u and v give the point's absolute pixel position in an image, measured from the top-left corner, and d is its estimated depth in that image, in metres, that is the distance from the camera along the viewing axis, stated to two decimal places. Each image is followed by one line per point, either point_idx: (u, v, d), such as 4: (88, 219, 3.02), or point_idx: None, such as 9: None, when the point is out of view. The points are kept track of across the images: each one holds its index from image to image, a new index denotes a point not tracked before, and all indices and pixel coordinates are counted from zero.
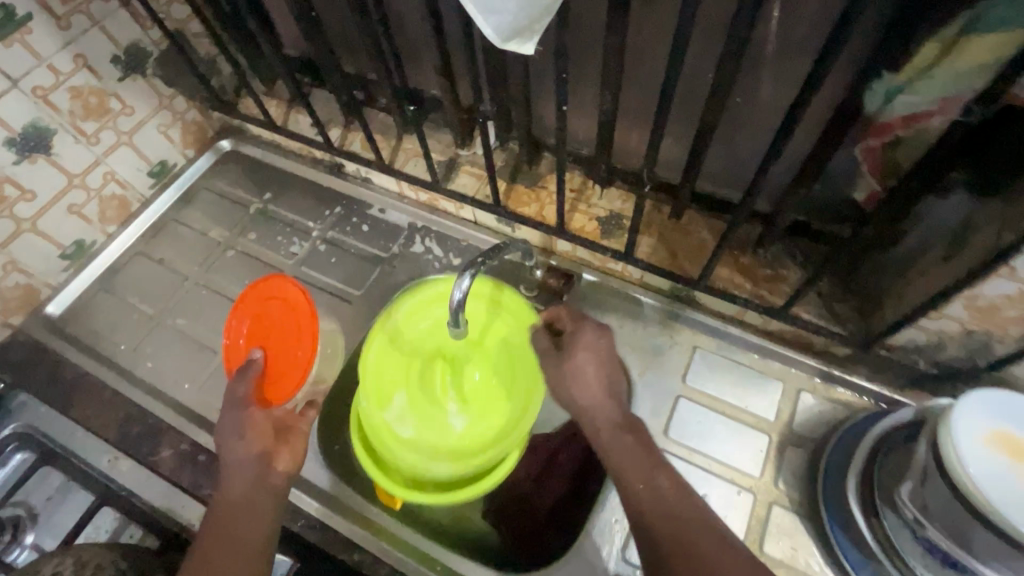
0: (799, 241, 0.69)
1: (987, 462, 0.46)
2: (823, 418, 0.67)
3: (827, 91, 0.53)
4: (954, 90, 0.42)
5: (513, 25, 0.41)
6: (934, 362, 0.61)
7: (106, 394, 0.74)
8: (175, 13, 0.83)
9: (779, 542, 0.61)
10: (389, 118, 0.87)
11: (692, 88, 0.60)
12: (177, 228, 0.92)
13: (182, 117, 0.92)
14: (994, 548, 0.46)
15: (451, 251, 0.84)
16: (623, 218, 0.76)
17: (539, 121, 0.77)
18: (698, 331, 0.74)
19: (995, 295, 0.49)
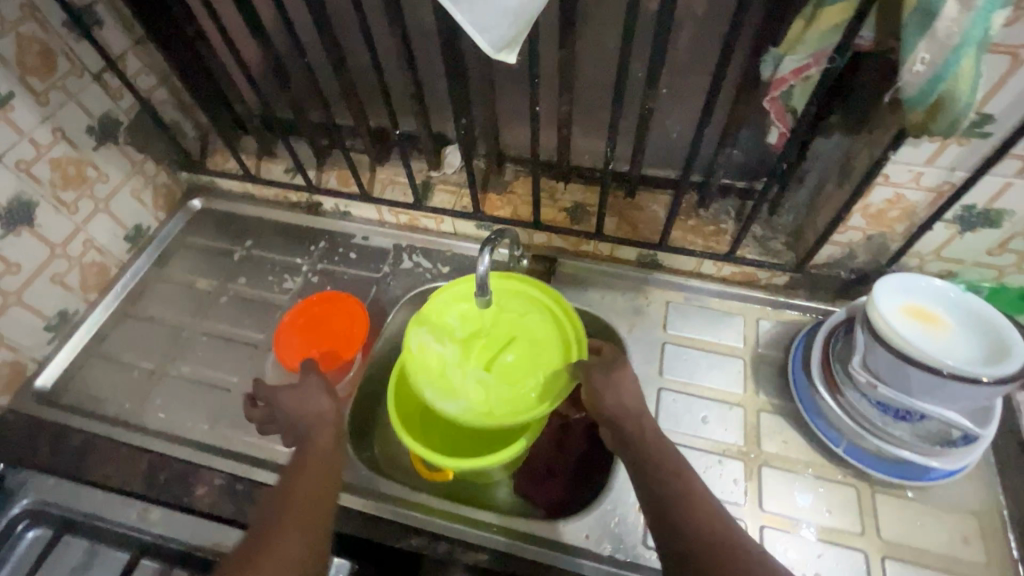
0: (730, 199, 0.84)
1: (901, 323, 0.63)
2: (781, 336, 0.81)
3: (731, 72, 0.69)
4: (821, 46, 0.53)
5: (502, 38, 0.52)
6: (851, 270, 0.77)
7: (123, 450, 0.74)
8: (143, 83, 0.88)
9: (772, 439, 0.73)
10: (361, 154, 0.96)
11: (628, 86, 0.74)
12: (161, 286, 0.93)
13: (153, 180, 0.95)
14: (927, 383, 0.60)
15: (438, 261, 0.93)
16: (587, 207, 0.88)
17: (500, 136, 0.88)
18: (667, 288, 0.86)
19: (880, 201, 0.66)
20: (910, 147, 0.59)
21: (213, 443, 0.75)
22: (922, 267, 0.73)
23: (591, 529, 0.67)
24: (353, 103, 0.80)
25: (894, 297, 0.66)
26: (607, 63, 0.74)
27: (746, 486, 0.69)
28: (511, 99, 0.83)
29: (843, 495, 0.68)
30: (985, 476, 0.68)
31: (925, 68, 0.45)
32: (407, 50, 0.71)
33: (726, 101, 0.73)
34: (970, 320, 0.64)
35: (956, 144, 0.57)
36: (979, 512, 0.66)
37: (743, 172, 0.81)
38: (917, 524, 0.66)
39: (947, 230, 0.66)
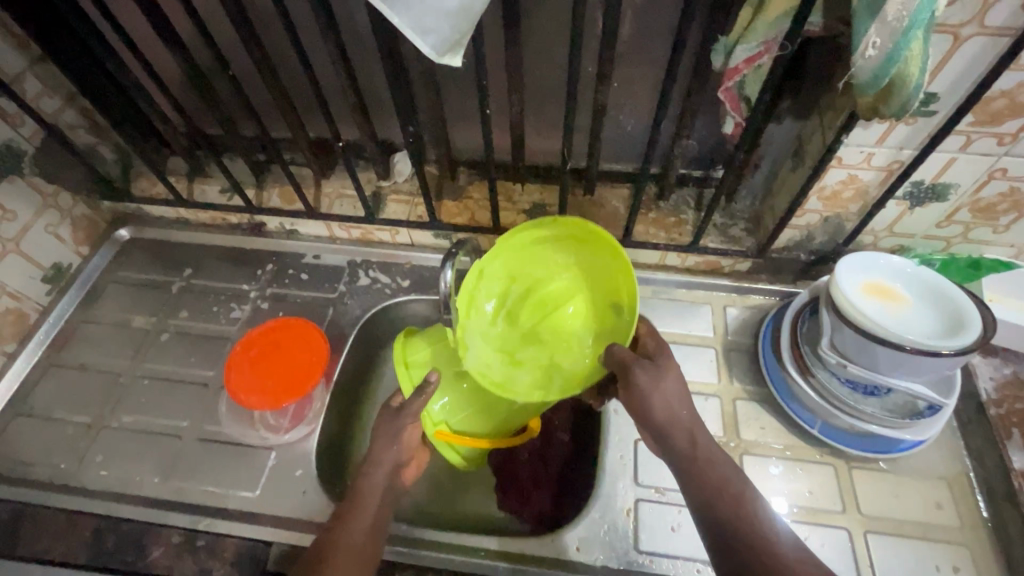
0: (689, 188, 0.84)
1: (862, 301, 0.64)
2: (748, 322, 0.81)
3: (684, 62, 0.67)
4: (771, 33, 0.52)
5: (445, 41, 0.48)
6: (811, 251, 0.78)
7: (62, 519, 0.67)
8: (46, 106, 0.78)
9: (750, 426, 0.73)
10: (304, 168, 0.90)
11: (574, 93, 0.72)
12: (90, 328, 0.85)
13: (70, 213, 0.86)
14: (894, 360, 0.62)
15: (397, 275, 0.88)
16: (547, 206, 0.85)
17: (452, 139, 0.84)
18: (634, 283, 0.86)
19: (834, 183, 0.66)
20: (860, 129, 0.59)
21: (166, 497, 0.69)
22: (876, 243, 0.75)
23: (580, 541, 0.65)
24: (288, 116, 0.74)
25: (855, 276, 0.67)
26: (556, 59, 0.71)
27: None
28: (459, 102, 0.79)
29: (821, 474, 0.69)
30: (950, 441, 0.71)
31: (877, 52, 0.44)
32: (343, 56, 0.66)
33: (680, 91, 0.72)
34: (926, 292, 0.66)
35: (903, 124, 0.58)
36: (947, 477, 0.68)
37: (700, 160, 0.81)
38: (892, 495, 0.68)
39: (898, 207, 0.68)
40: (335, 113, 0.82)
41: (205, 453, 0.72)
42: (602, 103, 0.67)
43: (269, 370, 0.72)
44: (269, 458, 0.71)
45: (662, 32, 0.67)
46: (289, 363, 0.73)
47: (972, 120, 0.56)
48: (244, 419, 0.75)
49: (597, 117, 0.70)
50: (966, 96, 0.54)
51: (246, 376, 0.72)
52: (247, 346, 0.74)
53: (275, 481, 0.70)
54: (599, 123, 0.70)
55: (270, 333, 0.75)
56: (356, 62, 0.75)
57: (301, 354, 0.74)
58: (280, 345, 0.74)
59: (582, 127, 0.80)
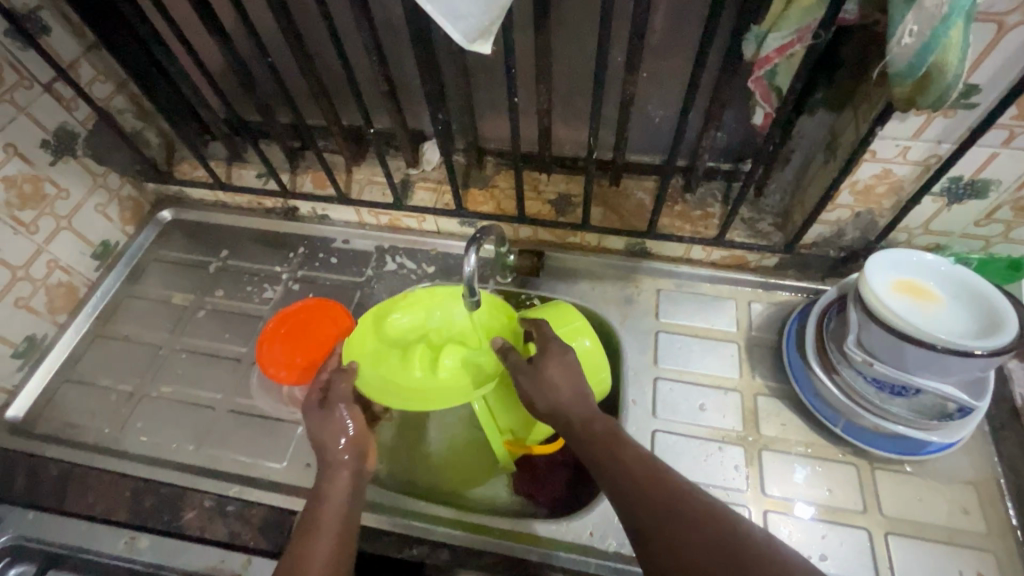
0: (716, 182, 0.83)
1: (891, 299, 0.63)
2: (774, 318, 0.80)
3: (716, 52, 0.67)
4: (804, 21, 0.51)
5: (475, 27, 0.49)
6: (840, 248, 0.76)
7: (105, 478, 0.71)
8: (98, 91, 0.83)
9: (771, 422, 0.72)
10: (336, 154, 0.92)
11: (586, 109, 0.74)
12: (134, 303, 0.89)
13: (118, 193, 0.91)
14: (923, 359, 0.60)
15: (423, 261, 0.90)
16: (571, 196, 0.86)
17: (479, 128, 0.85)
18: (657, 276, 0.85)
19: (868, 177, 0.65)
20: (896, 121, 0.58)
21: (200, 464, 0.73)
22: (911, 241, 0.73)
23: (594, 527, 0.66)
24: (323, 102, 0.77)
25: (885, 273, 0.66)
26: (585, 48, 0.71)
27: (747, 471, 0.69)
28: (488, 91, 0.80)
29: (843, 474, 0.68)
30: (981, 446, 0.69)
31: (914, 40, 0.43)
32: (377, 45, 0.68)
33: (710, 82, 0.71)
34: (960, 293, 0.64)
35: (942, 116, 0.56)
36: (976, 482, 0.66)
37: (729, 153, 0.80)
38: (916, 498, 0.66)
39: (935, 203, 0.66)
40: (367, 101, 0.84)
41: (237, 425, 0.76)
42: (630, 92, 0.67)
43: (304, 352, 0.76)
44: (296, 431, 0.75)
45: (693, 22, 0.67)
46: (322, 342, 0.77)
47: (1015, 113, 0.55)
48: (273, 394, 0.78)
49: (624, 107, 0.70)
50: (1010, 87, 0.52)
51: (283, 360, 0.75)
52: (275, 325, 0.77)
53: (301, 454, 0.72)
54: (626, 113, 0.70)
55: (295, 315, 0.78)
56: (388, 51, 0.77)
57: (332, 332, 0.77)
58: (307, 325, 0.77)
59: (609, 117, 0.80)
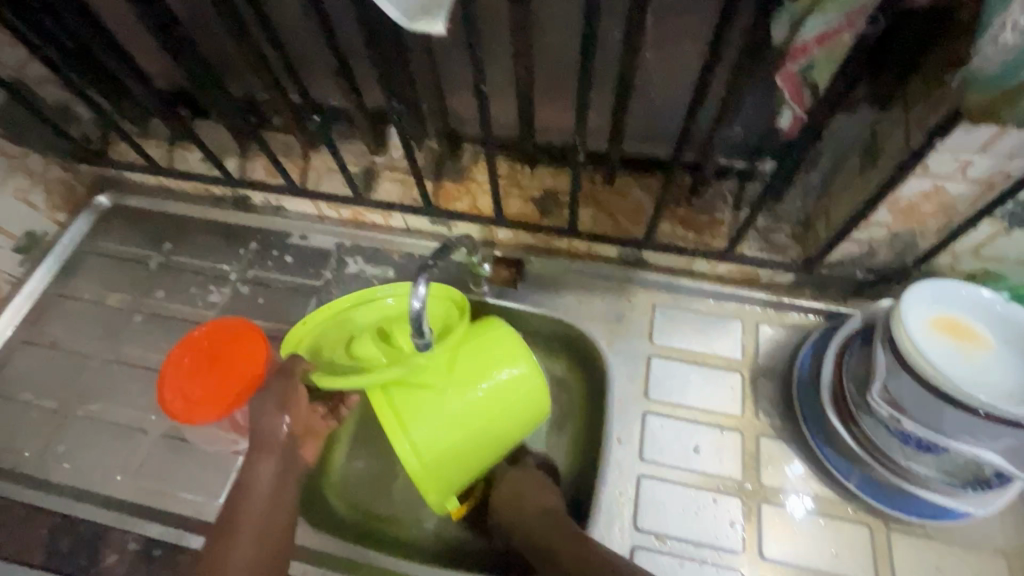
0: (728, 182, 0.71)
1: (930, 346, 0.52)
2: (784, 344, 0.70)
3: (736, 30, 0.54)
4: (858, 1, 0.40)
5: (416, 1, 0.37)
6: (869, 268, 0.65)
7: (20, 511, 0.64)
8: (5, 58, 0.70)
9: (774, 469, 0.63)
10: (290, 137, 0.80)
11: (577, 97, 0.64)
12: (65, 303, 0.80)
13: (42, 176, 0.80)
14: (963, 423, 0.50)
15: (389, 263, 0.80)
16: (559, 195, 0.74)
17: (452, 111, 0.73)
18: (653, 289, 0.74)
19: (913, 194, 0.53)
20: (961, 132, 0.46)
21: (128, 497, 0.64)
22: (954, 266, 0.61)
23: None
24: (263, 79, 0.64)
25: (925, 312, 0.55)
26: (575, 20, 0.58)
27: (744, 528, 0.60)
28: (461, 67, 0.67)
29: (854, 536, 0.59)
30: (1014, 508, 0.60)
31: (1016, 36, 0.34)
32: (319, 13, 0.55)
33: (725, 67, 0.58)
34: (1014, 341, 0.53)
35: (1020, 128, 0.44)
36: (1007, 552, 0.58)
37: (744, 151, 0.67)
38: (937, 568, 0.58)
39: (991, 227, 0.55)
40: (320, 76, 0.71)
41: (171, 453, 0.67)
42: (626, 80, 0.55)
43: (224, 379, 0.66)
44: (237, 461, 0.66)
45: None
46: (245, 366, 0.67)
47: None
48: None
49: (620, 97, 0.58)
50: None
51: (200, 391, 0.65)
52: (181, 355, 0.66)
53: None
54: (622, 104, 0.58)
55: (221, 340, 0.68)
56: (340, 17, 0.64)
57: (257, 356, 0.67)
58: (234, 351, 0.68)
59: (604, 104, 0.67)
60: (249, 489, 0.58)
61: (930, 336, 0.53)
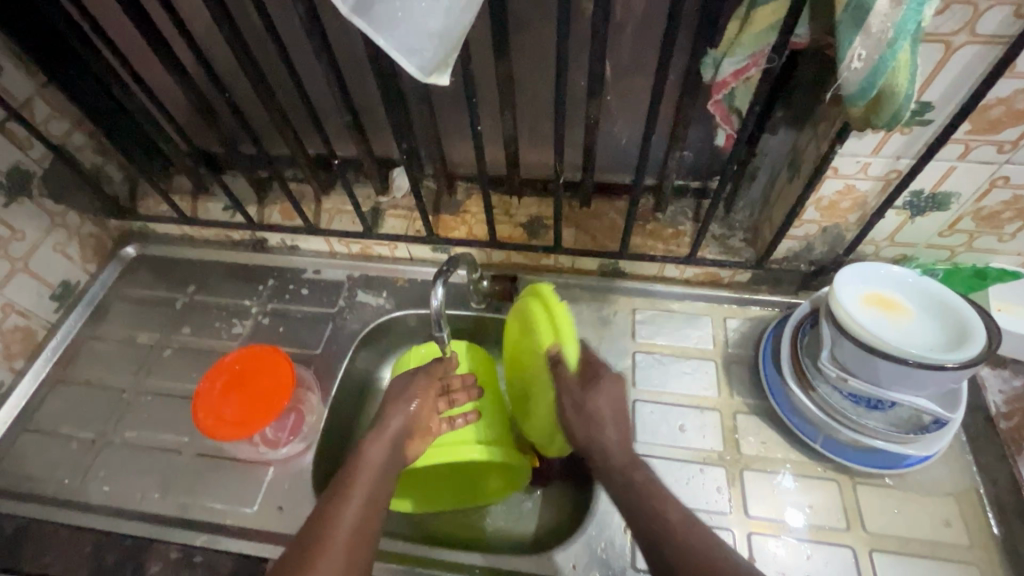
0: (686, 199, 0.83)
1: (861, 313, 0.63)
2: (750, 334, 0.80)
3: (678, 72, 0.67)
4: (758, 46, 0.51)
5: (431, 61, 0.48)
6: (811, 262, 0.77)
7: (64, 534, 0.68)
8: (55, 129, 0.80)
9: (751, 441, 0.72)
10: (304, 185, 0.91)
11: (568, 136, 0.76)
12: (97, 345, 0.86)
13: (78, 232, 0.88)
14: (896, 373, 0.60)
15: (395, 289, 0.89)
16: (543, 218, 0.85)
17: (448, 153, 0.84)
18: (632, 296, 0.85)
19: (831, 194, 0.66)
20: (854, 139, 0.58)
21: (167, 513, 0.70)
22: (878, 252, 0.73)
23: (577, 559, 0.64)
24: (287, 133, 0.75)
25: (855, 288, 0.66)
26: (549, 72, 0.71)
27: (730, 493, 0.68)
28: (453, 115, 0.79)
29: (824, 490, 0.68)
30: (958, 456, 0.69)
31: (863, 65, 0.44)
32: (338, 75, 0.67)
33: (673, 103, 0.72)
34: (930, 305, 0.64)
35: (898, 134, 0.57)
36: (957, 493, 0.67)
37: (697, 171, 0.80)
38: (900, 512, 0.66)
39: (898, 216, 0.67)
40: (333, 128, 0.82)
41: (206, 469, 0.73)
42: (594, 118, 0.67)
43: (248, 404, 0.71)
44: (267, 473, 0.72)
45: (653, 46, 0.68)
46: (265, 387, 0.72)
47: (969, 128, 0.56)
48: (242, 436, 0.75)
49: (590, 131, 0.70)
50: (960, 106, 0.53)
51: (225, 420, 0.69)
52: (218, 372, 0.73)
53: (272, 496, 0.70)
54: (593, 136, 0.70)
55: (234, 374, 0.73)
56: (350, 81, 0.76)
57: (269, 375, 0.73)
58: (249, 379, 0.73)
59: (577, 140, 0.80)
60: (361, 471, 0.60)
61: (858, 305, 0.64)
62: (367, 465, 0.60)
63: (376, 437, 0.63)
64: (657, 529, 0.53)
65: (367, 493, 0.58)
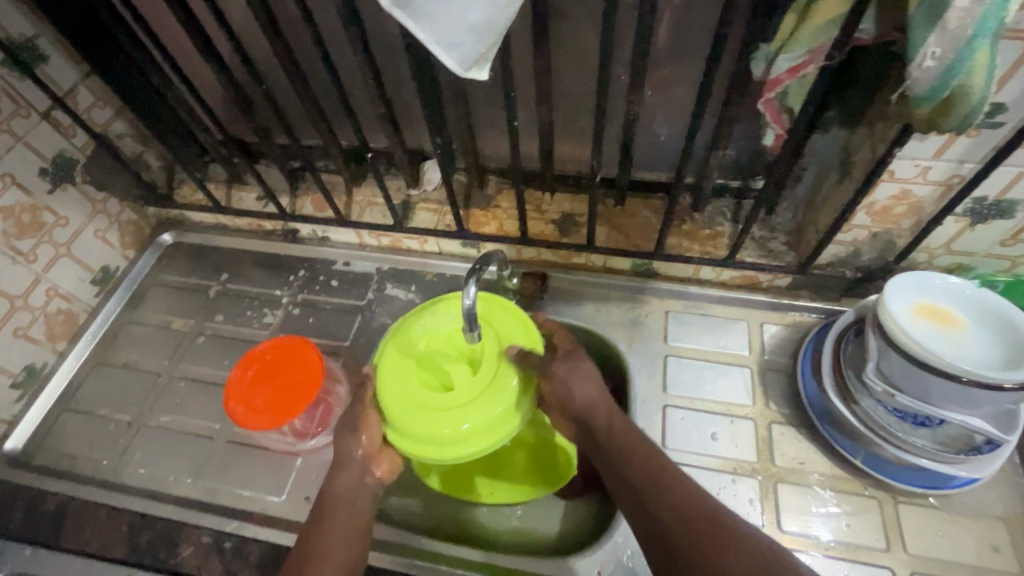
0: (726, 199, 0.80)
1: (912, 325, 0.60)
2: (788, 341, 0.77)
3: (725, 67, 0.64)
4: (817, 42, 0.48)
5: (470, 56, 0.47)
6: (857, 268, 0.73)
7: (101, 513, 0.70)
8: (97, 117, 0.82)
9: (786, 453, 0.69)
10: (335, 176, 0.91)
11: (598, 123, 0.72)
12: (135, 329, 0.88)
13: (118, 218, 0.90)
14: (948, 391, 0.57)
15: (424, 283, 0.88)
16: (576, 216, 0.83)
17: (480, 146, 0.83)
18: (665, 298, 0.82)
19: (885, 198, 0.62)
20: (916, 141, 0.55)
21: (198, 498, 0.72)
22: (932, 260, 0.69)
23: (602, 565, 0.63)
24: (320, 124, 0.75)
25: (905, 298, 0.62)
26: (588, 66, 0.69)
27: (763, 505, 0.66)
28: (487, 109, 0.78)
29: (863, 508, 0.65)
30: (1010, 478, 0.65)
31: (936, 63, 0.41)
32: (373, 67, 0.66)
33: (717, 99, 0.69)
34: (987, 319, 0.61)
35: (964, 136, 0.53)
36: (1007, 518, 0.63)
37: (738, 171, 0.77)
38: (945, 535, 0.63)
39: (957, 224, 0.63)
40: (366, 119, 0.82)
41: (237, 456, 0.74)
42: (634, 114, 0.65)
43: (277, 394, 0.72)
44: (295, 463, 0.73)
45: (698, 40, 0.65)
46: (294, 378, 0.73)
47: None
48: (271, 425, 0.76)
49: (628, 127, 0.68)
50: None
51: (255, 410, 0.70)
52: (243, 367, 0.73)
53: (300, 487, 0.71)
54: (632, 133, 0.67)
55: (264, 365, 0.74)
56: (385, 73, 0.75)
57: (297, 366, 0.74)
58: (278, 369, 0.74)
59: (614, 136, 0.77)
60: (333, 504, 0.60)
61: (908, 316, 0.61)
62: (336, 498, 0.60)
63: (341, 467, 0.61)
64: (665, 525, 0.52)
65: (344, 528, 0.58)
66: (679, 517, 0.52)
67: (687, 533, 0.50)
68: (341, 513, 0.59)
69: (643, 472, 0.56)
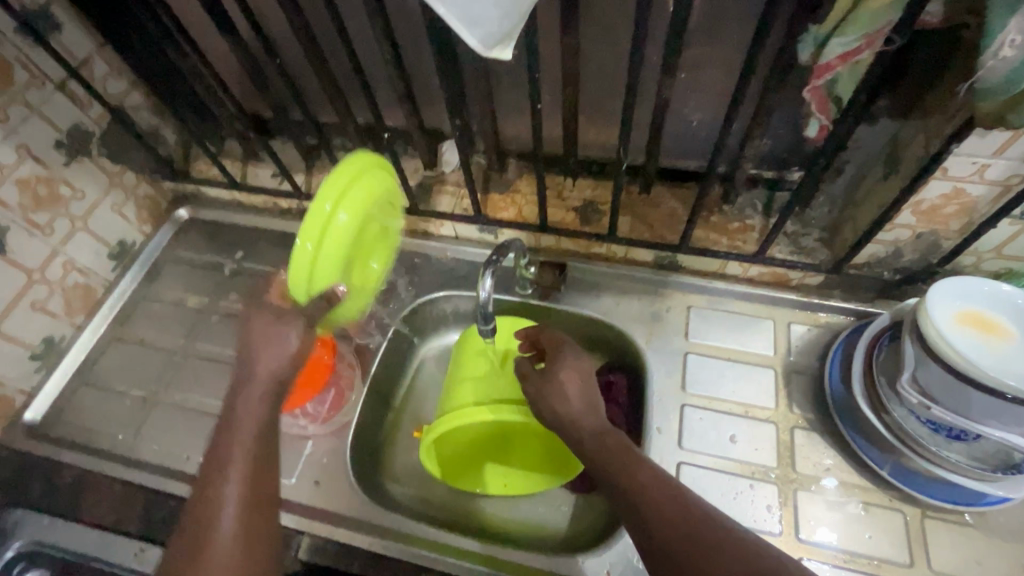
0: (758, 191, 0.76)
1: (956, 333, 0.56)
2: (816, 342, 0.74)
3: (768, 49, 0.60)
4: (875, 25, 0.45)
5: (494, 33, 0.43)
6: (895, 269, 0.69)
7: (116, 487, 0.71)
8: (112, 88, 0.80)
9: (808, 460, 0.67)
10: (351, 155, 0.88)
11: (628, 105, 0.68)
12: (151, 305, 0.89)
13: (134, 192, 0.89)
14: (991, 406, 0.54)
15: (439, 268, 0.86)
16: (598, 204, 0.80)
17: (501, 128, 0.80)
18: (687, 292, 0.79)
19: (934, 197, 0.58)
20: (976, 137, 0.50)
21: None
22: (979, 265, 0.65)
23: (612, 565, 0.62)
24: (336, 101, 0.72)
25: (948, 304, 0.58)
26: (619, 45, 0.65)
27: (781, 512, 0.64)
28: (509, 88, 0.74)
29: (887, 521, 0.62)
30: None
31: (1016, 50, 0.39)
32: (392, 42, 0.63)
33: (756, 85, 0.64)
34: None
35: None
36: None
37: (773, 161, 0.73)
38: (972, 553, 0.60)
39: (1012, 227, 0.58)
40: (385, 97, 0.79)
41: None
42: (666, 98, 0.61)
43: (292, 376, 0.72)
44: (306, 446, 0.73)
45: (739, 19, 0.60)
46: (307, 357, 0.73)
47: None
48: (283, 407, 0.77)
49: (659, 112, 0.63)
50: None
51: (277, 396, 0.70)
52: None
53: (310, 471, 0.71)
54: (662, 118, 0.63)
55: None
56: (404, 48, 0.72)
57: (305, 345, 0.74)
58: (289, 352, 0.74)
59: (642, 121, 0.73)
60: (231, 433, 0.54)
61: (952, 324, 0.57)
62: (224, 464, 0.52)
63: (246, 390, 0.56)
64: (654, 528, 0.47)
65: (245, 458, 0.53)
66: (666, 526, 0.46)
67: (656, 504, 0.48)
68: (238, 444, 0.54)
69: (606, 446, 0.55)
